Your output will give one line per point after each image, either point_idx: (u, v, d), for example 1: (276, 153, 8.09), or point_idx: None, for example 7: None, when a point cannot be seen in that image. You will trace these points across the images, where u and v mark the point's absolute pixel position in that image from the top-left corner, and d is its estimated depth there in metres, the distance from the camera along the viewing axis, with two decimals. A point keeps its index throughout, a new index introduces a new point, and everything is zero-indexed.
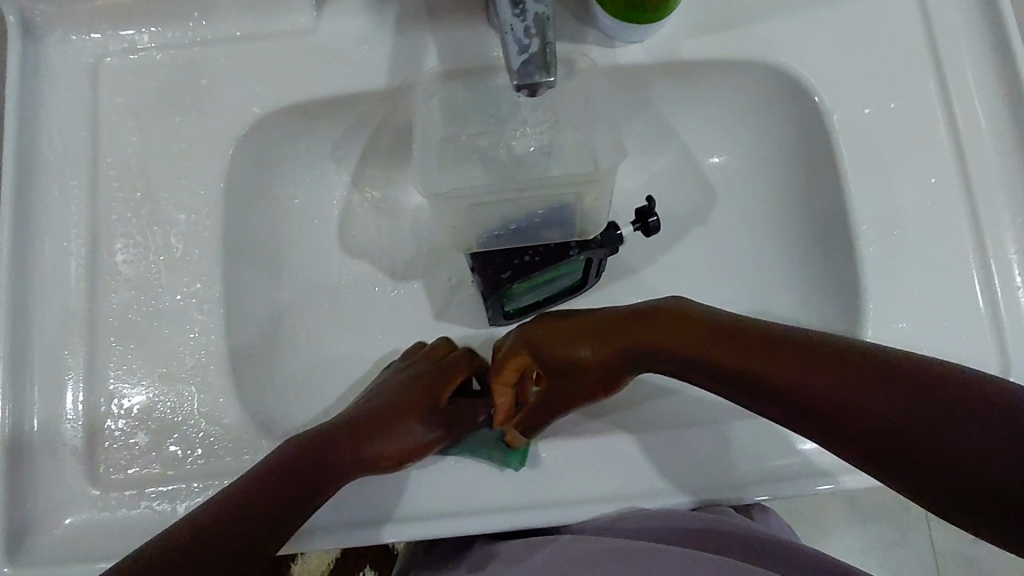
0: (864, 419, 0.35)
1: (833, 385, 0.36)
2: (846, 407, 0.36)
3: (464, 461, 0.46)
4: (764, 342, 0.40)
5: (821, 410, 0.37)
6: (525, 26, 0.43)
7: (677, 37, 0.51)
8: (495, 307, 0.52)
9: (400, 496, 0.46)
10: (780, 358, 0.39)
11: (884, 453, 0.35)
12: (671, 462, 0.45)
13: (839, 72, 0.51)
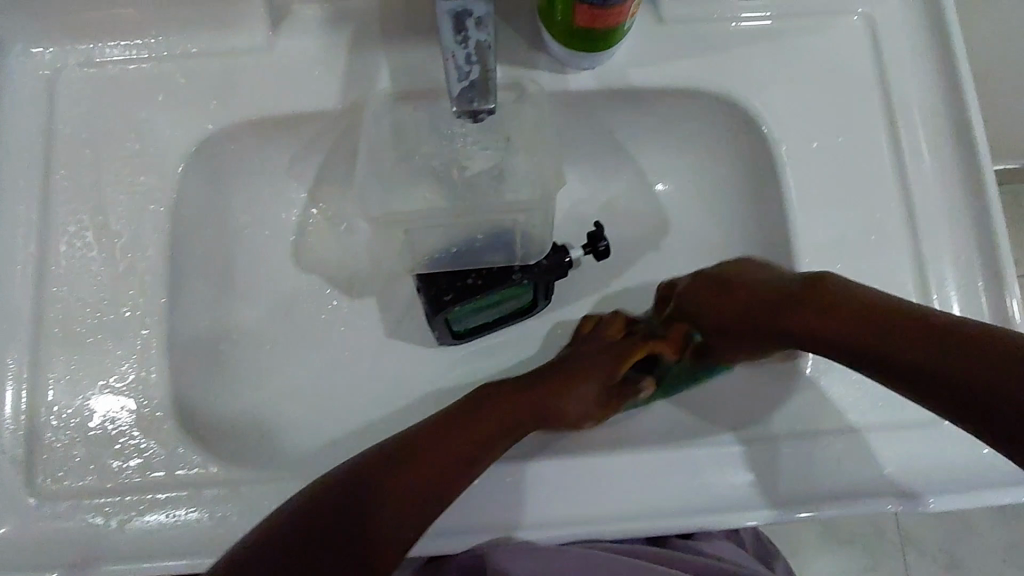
0: (947, 374, 0.37)
1: (924, 344, 0.38)
2: (928, 363, 0.38)
3: (588, 468, 0.47)
4: (844, 300, 0.43)
5: (907, 370, 0.39)
6: (466, 55, 0.43)
7: (627, 65, 0.52)
8: (439, 326, 0.52)
9: (516, 504, 0.47)
10: (866, 324, 0.41)
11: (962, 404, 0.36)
12: (772, 474, 0.47)
13: (788, 104, 0.52)
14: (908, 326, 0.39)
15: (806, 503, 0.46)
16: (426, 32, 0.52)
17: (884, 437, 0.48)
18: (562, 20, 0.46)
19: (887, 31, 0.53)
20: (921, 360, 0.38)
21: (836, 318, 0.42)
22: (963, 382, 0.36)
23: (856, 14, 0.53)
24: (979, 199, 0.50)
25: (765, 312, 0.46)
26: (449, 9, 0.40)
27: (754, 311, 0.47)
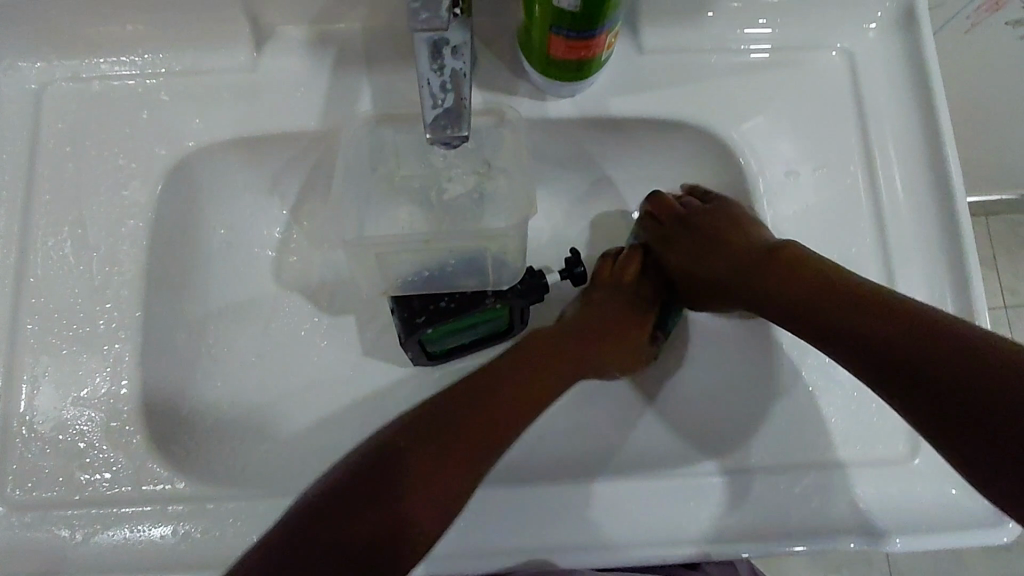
0: (918, 367, 0.40)
1: (902, 337, 0.41)
2: (904, 354, 0.40)
3: (525, 495, 0.47)
4: (837, 290, 0.45)
5: (894, 361, 0.41)
6: (441, 82, 0.43)
7: (607, 93, 0.52)
8: (412, 348, 0.53)
9: (461, 529, 0.47)
10: (857, 314, 0.44)
11: (932, 402, 0.39)
12: (723, 509, 0.47)
13: (766, 136, 0.52)
14: (893, 319, 0.42)
15: (764, 538, 0.46)
16: (409, 55, 0.53)
17: (849, 475, 0.48)
18: (539, 49, 0.47)
19: (865, 66, 0.53)
20: (899, 351, 0.41)
21: (825, 301, 0.45)
22: (932, 377, 0.39)
23: (836, 49, 0.53)
24: (953, 235, 0.50)
25: (756, 281, 0.50)
26: (426, 36, 0.41)
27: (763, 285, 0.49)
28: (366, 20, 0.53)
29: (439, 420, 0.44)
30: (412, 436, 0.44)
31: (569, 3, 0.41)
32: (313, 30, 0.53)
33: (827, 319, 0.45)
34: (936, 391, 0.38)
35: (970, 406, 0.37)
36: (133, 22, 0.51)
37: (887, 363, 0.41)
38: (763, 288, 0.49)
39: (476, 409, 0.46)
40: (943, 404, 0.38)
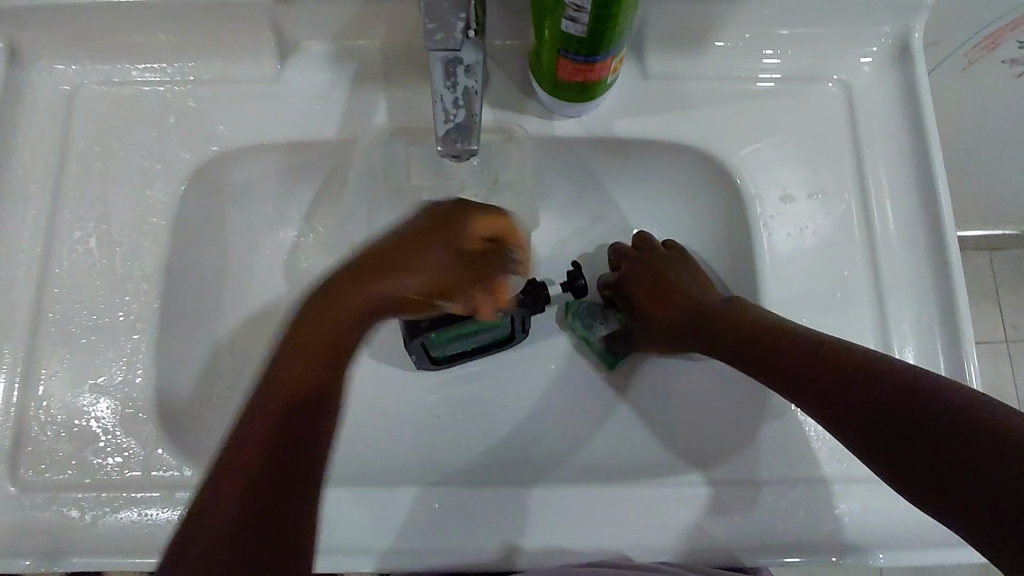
0: (891, 433, 0.38)
1: (873, 396, 0.39)
2: (878, 420, 0.39)
3: (520, 496, 0.48)
4: (807, 350, 0.44)
5: (868, 422, 0.39)
6: (455, 98, 0.46)
7: (612, 115, 0.54)
8: (416, 350, 0.55)
9: (457, 526, 0.48)
10: (830, 372, 0.42)
11: (914, 469, 0.37)
12: (711, 517, 0.48)
13: (763, 161, 0.54)
14: (861, 375, 0.40)
15: (749, 546, 0.48)
16: (425, 72, 0.56)
17: (836, 489, 0.49)
18: (548, 71, 0.49)
19: (861, 99, 0.55)
20: (872, 418, 0.39)
21: (803, 366, 0.44)
22: (906, 441, 0.37)
23: (833, 80, 0.56)
24: (942, 264, 0.52)
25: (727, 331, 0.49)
26: (440, 56, 0.43)
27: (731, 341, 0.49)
28: (385, 38, 0.55)
29: (282, 366, 0.41)
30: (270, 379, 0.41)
31: (576, 29, 0.43)
32: (333, 46, 0.56)
33: (802, 384, 0.43)
34: (909, 452, 0.37)
35: (943, 468, 0.35)
36: (164, 32, 0.54)
37: (863, 431, 0.39)
38: (740, 350, 0.48)
39: (325, 334, 0.43)
40: (921, 466, 0.36)
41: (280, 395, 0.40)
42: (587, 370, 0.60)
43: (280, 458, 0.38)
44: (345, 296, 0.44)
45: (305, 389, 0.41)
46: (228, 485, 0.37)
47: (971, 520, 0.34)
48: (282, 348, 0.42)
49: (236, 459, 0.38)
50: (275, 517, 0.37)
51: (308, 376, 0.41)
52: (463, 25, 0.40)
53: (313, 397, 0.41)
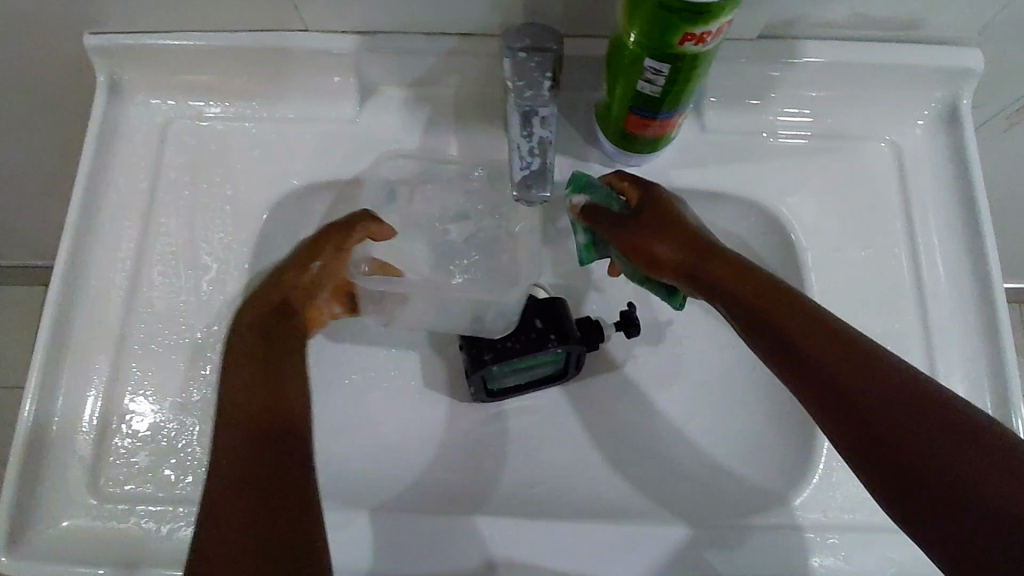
0: (880, 420, 0.38)
1: (875, 385, 0.39)
2: (865, 404, 0.38)
3: (572, 528, 0.50)
4: (813, 322, 0.43)
5: (859, 408, 0.39)
6: (530, 146, 0.49)
7: (671, 166, 0.57)
8: (476, 382, 0.56)
9: (511, 554, 0.50)
10: (831, 348, 0.41)
11: (890, 464, 0.37)
12: (762, 560, 0.49)
13: (815, 215, 0.56)
14: (851, 354, 0.40)
15: None
16: (494, 120, 0.59)
17: (884, 535, 0.50)
18: (616, 125, 0.52)
19: (911, 159, 0.58)
20: (859, 399, 0.39)
21: (792, 333, 0.43)
22: (891, 431, 0.37)
23: (884, 140, 0.58)
24: (989, 321, 0.54)
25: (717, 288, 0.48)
26: (518, 107, 0.49)
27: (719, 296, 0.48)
28: (458, 85, 0.59)
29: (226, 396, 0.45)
30: (242, 423, 0.44)
31: (651, 89, 0.46)
32: (410, 90, 0.59)
33: (800, 347, 0.42)
34: (890, 441, 0.37)
35: (922, 466, 0.36)
36: (256, 73, 0.58)
37: (845, 409, 0.39)
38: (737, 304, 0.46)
39: (273, 357, 0.47)
40: (895, 458, 0.37)
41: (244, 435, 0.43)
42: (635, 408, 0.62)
43: (262, 475, 0.41)
44: (251, 328, 0.48)
45: (264, 419, 0.44)
46: (222, 519, 0.39)
47: (928, 516, 0.35)
48: (238, 371, 0.46)
49: (221, 492, 0.40)
50: (285, 518, 0.40)
51: (271, 401, 0.45)
52: (546, 82, 0.47)
53: (278, 420, 0.44)
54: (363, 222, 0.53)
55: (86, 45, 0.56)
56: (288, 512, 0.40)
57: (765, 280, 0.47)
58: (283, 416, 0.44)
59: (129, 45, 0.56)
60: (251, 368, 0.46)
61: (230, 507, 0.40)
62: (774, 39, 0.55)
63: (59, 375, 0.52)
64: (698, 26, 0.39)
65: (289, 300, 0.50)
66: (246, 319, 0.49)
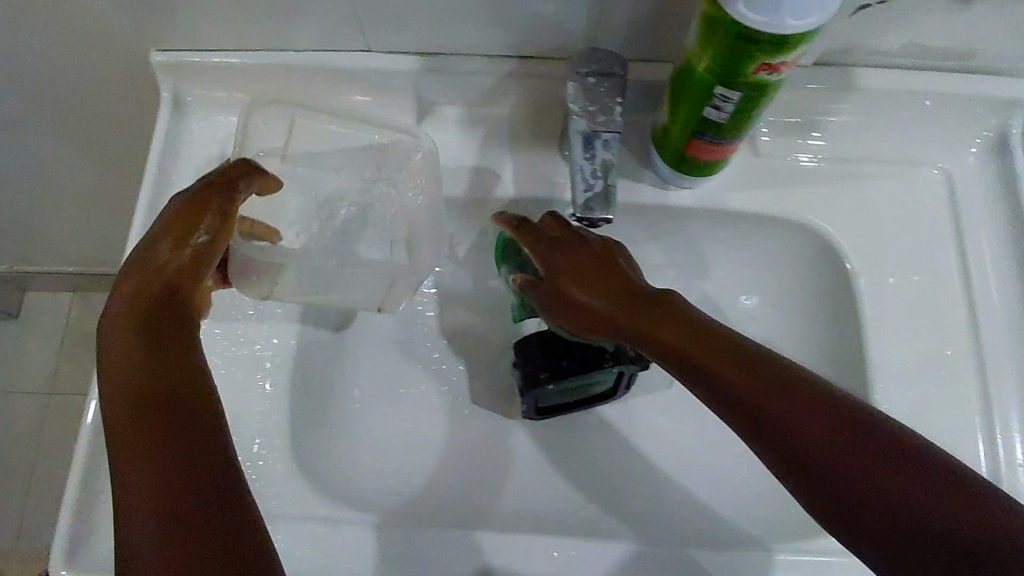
0: (826, 456, 0.37)
1: (821, 431, 0.37)
2: (808, 442, 0.37)
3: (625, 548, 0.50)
4: (744, 362, 0.41)
5: (809, 458, 0.37)
6: (593, 169, 0.50)
7: (724, 190, 0.58)
8: (529, 400, 0.57)
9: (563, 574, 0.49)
10: (766, 390, 0.40)
11: (854, 516, 0.36)
12: None
13: (867, 240, 0.57)
14: (789, 393, 0.39)
15: None
16: (549, 140, 0.60)
17: None
18: (674, 148, 0.53)
19: (963, 187, 0.58)
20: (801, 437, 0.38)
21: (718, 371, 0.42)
22: (860, 490, 0.35)
23: (936, 167, 0.59)
24: None
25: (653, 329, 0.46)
26: (580, 130, 0.50)
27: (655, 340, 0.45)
28: (512, 106, 0.60)
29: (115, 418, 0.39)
30: (132, 433, 0.39)
31: (717, 116, 0.46)
32: (464, 111, 0.60)
33: (738, 394, 0.40)
34: (850, 489, 0.36)
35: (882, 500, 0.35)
36: (314, 91, 0.59)
37: (794, 452, 0.38)
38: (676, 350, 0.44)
39: (158, 356, 0.42)
40: (859, 507, 0.35)
41: (140, 441, 0.38)
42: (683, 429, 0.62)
43: (172, 484, 0.37)
44: (128, 327, 0.43)
45: (157, 417, 0.39)
46: (141, 550, 0.35)
47: (903, 565, 0.34)
48: (125, 385, 0.41)
49: (129, 524, 0.36)
50: (206, 520, 0.36)
51: (160, 395, 0.40)
52: (616, 107, 0.49)
53: (174, 415, 0.39)
54: (247, 176, 0.50)
55: (153, 62, 0.58)
56: (211, 514, 0.36)
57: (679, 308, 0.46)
58: (176, 405, 0.40)
59: (194, 62, 0.58)
60: (143, 363, 0.41)
61: (142, 529, 0.36)
62: (828, 67, 0.56)
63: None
64: (776, 56, 0.40)
65: (174, 283, 0.46)
66: (120, 320, 0.44)
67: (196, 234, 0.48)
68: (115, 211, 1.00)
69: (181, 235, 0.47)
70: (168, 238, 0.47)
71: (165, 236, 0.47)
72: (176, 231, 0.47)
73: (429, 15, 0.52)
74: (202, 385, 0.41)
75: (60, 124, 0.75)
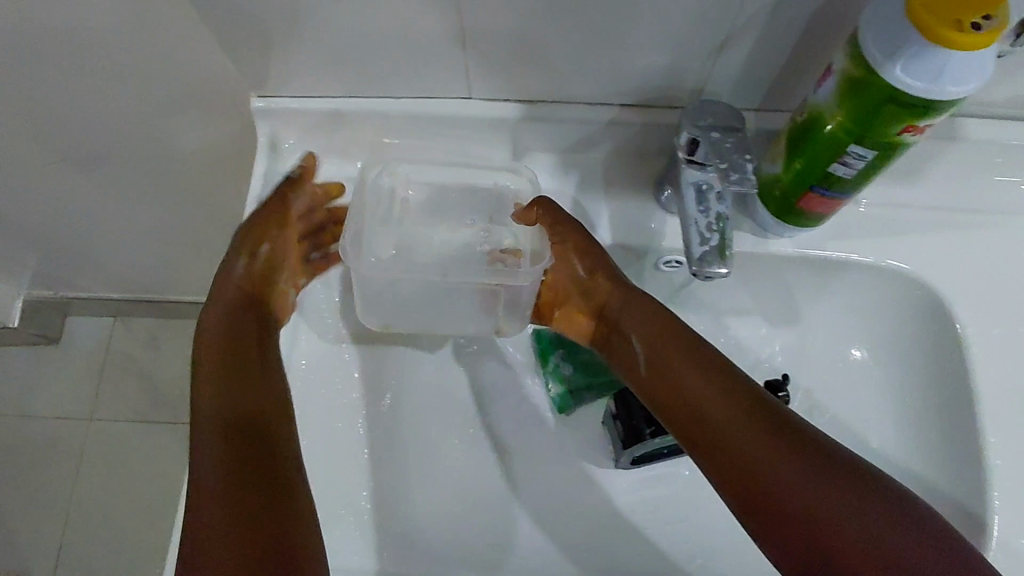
0: (762, 468, 0.42)
1: (809, 482, 0.41)
2: (745, 452, 0.43)
3: None
4: (751, 406, 0.45)
5: (790, 503, 0.40)
6: (708, 223, 0.49)
7: (825, 239, 0.57)
8: (630, 452, 0.56)
9: None
10: (764, 435, 0.43)
11: (820, 558, 0.38)
12: None
13: (972, 290, 0.56)
14: (787, 444, 0.43)
15: None
16: (644, 188, 0.60)
17: None
18: (785, 201, 0.52)
19: None
20: (737, 440, 0.44)
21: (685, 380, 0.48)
22: (836, 536, 0.38)
23: None
24: None
25: (671, 357, 0.49)
26: (692, 182, 0.50)
27: (670, 367, 0.49)
28: (607, 153, 0.60)
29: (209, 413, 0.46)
30: (216, 404, 0.47)
31: (843, 171, 0.46)
32: (559, 156, 0.61)
33: (733, 430, 0.44)
34: (825, 537, 0.39)
35: (799, 509, 0.40)
36: (410, 136, 0.60)
37: (733, 451, 0.44)
38: (684, 379, 0.48)
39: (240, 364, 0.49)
40: (829, 554, 0.38)
41: (221, 410, 0.46)
42: None
43: (247, 474, 0.43)
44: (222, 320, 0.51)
45: (240, 398, 0.47)
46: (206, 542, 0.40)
47: None
48: (215, 392, 0.47)
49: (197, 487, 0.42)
50: (264, 490, 0.43)
51: (238, 381, 0.48)
52: (747, 163, 0.49)
53: (254, 401, 0.47)
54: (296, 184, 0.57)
55: (252, 107, 0.59)
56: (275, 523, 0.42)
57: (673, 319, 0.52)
58: (248, 391, 0.48)
59: (292, 107, 0.58)
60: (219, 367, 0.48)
61: (210, 490, 0.42)
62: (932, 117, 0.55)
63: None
64: (922, 119, 0.40)
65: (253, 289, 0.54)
66: (212, 320, 0.51)
67: (252, 241, 0.54)
68: (174, 240, 1.00)
69: (256, 238, 0.54)
70: (246, 238, 0.54)
71: (246, 246, 0.54)
72: (250, 233, 0.54)
73: (534, 66, 0.53)
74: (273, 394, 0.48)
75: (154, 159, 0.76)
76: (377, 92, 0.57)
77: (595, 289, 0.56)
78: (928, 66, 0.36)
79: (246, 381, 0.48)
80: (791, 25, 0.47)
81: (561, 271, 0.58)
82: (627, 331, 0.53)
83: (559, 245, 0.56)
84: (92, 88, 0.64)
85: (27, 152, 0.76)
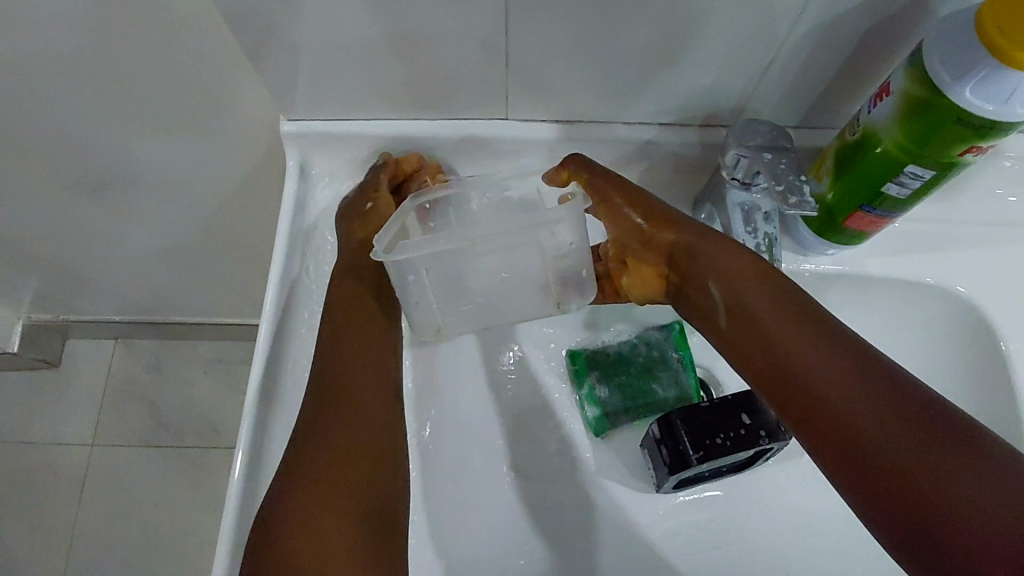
0: (826, 393, 0.39)
1: (874, 408, 0.37)
2: (811, 377, 0.41)
3: None
4: (823, 339, 0.42)
5: (850, 427, 0.38)
6: (756, 242, 0.51)
7: (864, 256, 0.57)
8: (674, 475, 0.55)
9: None
10: (835, 363, 0.40)
11: (874, 481, 0.36)
12: None
13: (1013, 306, 0.56)
14: (859, 373, 0.39)
15: None
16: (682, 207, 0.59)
17: None
18: (831, 218, 0.51)
19: None
20: (810, 371, 0.41)
21: (763, 320, 0.45)
22: (894, 461, 0.35)
23: None
24: None
25: (738, 290, 0.47)
26: (738, 203, 0.51)
27: (737, 302, 0.46)
28: (642, 171, 0.60)
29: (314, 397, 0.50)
30: None
31: (897, 191, 0.45)
32: None
33: (800, 360, 0.42)
34: (881, 459, 0.36)
35: (873, 443, 0.36)
36: (445, 156, 0.60)
37: (799, 380, 0.41)
38: (753, 312, 0.45)
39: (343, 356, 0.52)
40: (884, 477, 0.35)
41: (317, 397, 0.50)
42: (815, 498, 0.61)
43: (337, 463, 0.47)
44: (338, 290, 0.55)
45: (340, 384, 0.51)
46: (291, 516, 0.45)
47: (922, 541, 0.33)
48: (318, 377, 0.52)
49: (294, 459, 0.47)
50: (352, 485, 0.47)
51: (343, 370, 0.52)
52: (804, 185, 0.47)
53: (353, 393, 0.51)
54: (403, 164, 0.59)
55: (282, 130, 0.58)
56: (352, 523, 0.45)
57: (763, 266, 0.47)
58: (348, 384, 0.51)
59: (325, 130, 0.58)
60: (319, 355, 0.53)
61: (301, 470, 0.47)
62: None
63: (268, 419, 0.53)
64: (985, 139, 0.39)
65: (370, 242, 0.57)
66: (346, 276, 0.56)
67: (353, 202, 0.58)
68: (183, 261, 0.98)
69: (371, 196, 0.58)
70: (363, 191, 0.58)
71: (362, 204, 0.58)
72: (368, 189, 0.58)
73: (572, 89, 0.52)
74: (372, 388, 0.52)
75: (170, 179, 0.75)
76: (413, 114, 0.56)
77: (656, 238, 0.51)
78: (999, 89, 0.36)
79: (348, 376, 0.51)
80: (837, 47, 0.46)
81: (618, 227, 0.54)
82: (693, 276, 0.50)
83: (603, 199, 0.53)
84: (114, 113, 0.63)
85: (36, 176, 0.74)
